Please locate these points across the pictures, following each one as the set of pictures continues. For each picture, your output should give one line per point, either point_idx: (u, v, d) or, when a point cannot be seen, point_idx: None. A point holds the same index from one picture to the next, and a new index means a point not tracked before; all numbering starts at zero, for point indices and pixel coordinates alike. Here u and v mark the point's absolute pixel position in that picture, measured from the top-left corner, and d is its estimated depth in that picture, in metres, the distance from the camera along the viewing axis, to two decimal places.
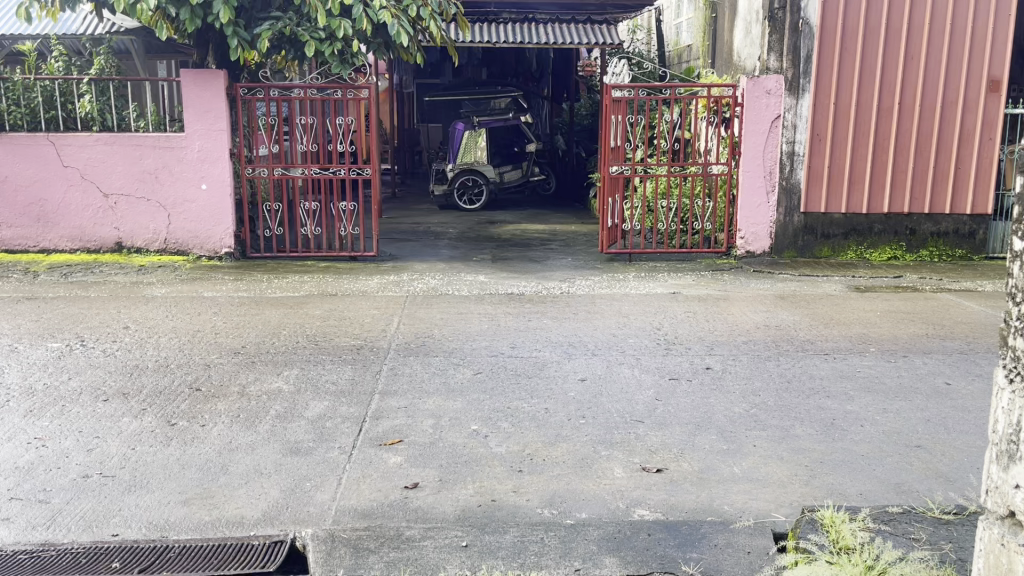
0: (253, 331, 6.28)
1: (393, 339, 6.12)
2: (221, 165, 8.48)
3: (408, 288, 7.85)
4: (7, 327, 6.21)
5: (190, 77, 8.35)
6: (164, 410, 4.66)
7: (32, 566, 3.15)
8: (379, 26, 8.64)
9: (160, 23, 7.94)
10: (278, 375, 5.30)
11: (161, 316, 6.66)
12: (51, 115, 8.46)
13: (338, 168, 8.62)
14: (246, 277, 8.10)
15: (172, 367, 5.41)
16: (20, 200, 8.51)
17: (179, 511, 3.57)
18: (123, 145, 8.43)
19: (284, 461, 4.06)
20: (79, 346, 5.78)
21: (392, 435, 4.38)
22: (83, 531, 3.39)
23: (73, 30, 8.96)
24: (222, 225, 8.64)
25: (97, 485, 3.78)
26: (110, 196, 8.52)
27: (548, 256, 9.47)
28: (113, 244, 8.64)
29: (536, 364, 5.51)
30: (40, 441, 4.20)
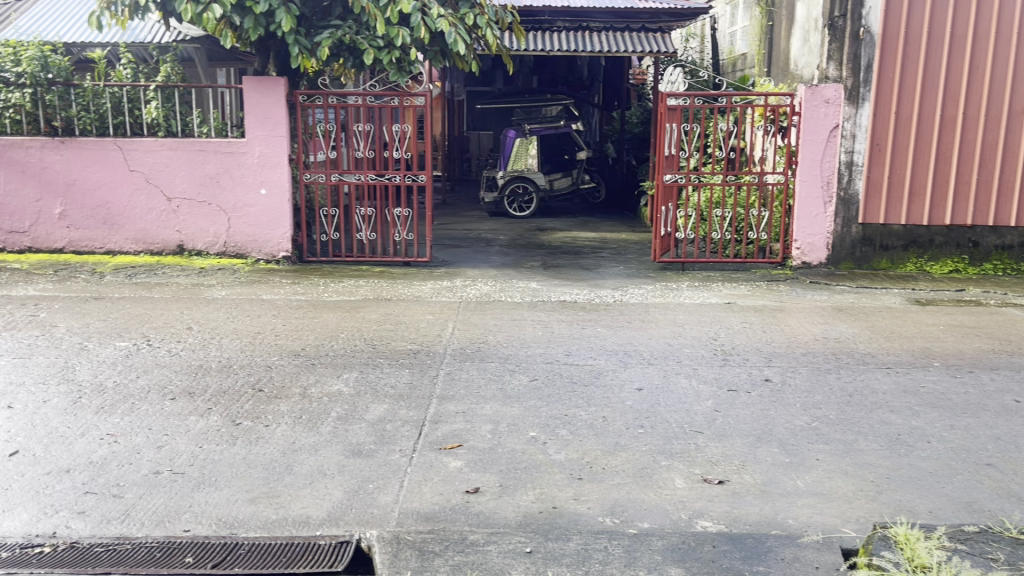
0: (311, 334, 6.38)
1: (448, 344, 6.18)
2: (281, 170, 8.65)
3: (462, 294, 7.90)
4: (76, 326, 6.39)
5: (252, 84, 8.53)
6: (229, 410, 4.75)
7: (109, 559, 3.26)
8: (435, 34, 8.72)
9: (224, 31, 8.11)
10: (338, 377, 5.38)
11: (222, 318, 6.80)
12: (119, 120, 8.71)
13: (393, 174, 8.72)
14: (303, 281, 8.24)
15: (235, 367, 5.52)
16: (87, 203, 8.76)
17: (247, 509, 3.64)
18: (187, 150, 8.64)
19: (346, 463, 4.12)
20: (145, 346, 5.93)
21: (451, 439, 4.42)
22: (156, 526, 3.48)
23: (141, 38, 9.34)
24: (280, 229, 8.81)
25: (168, 481, 3.88)
26: (172, 200, 8.74)
27: (599, 264, 9.46)
28: (175, 246, 8.85)
29: (591, 373, 5.51)
30: (113, 437, 4.33)
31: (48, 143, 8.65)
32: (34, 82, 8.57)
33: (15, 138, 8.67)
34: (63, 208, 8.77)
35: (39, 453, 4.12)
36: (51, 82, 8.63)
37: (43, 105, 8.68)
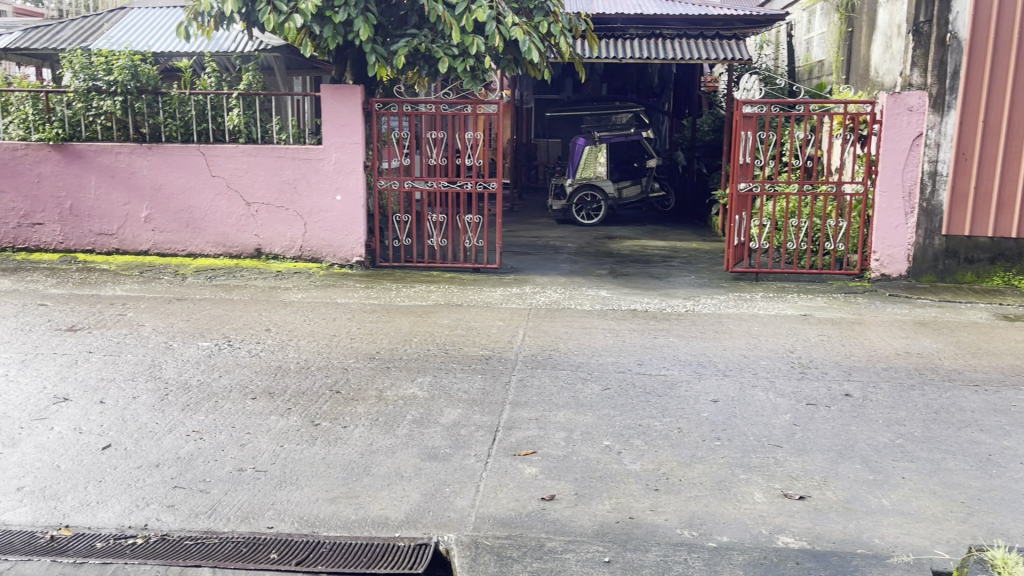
0: (385, 337, 6.47)
1: (520, 351, 6.20)
2: (356, 177, 8.82)
3: (532, 300, 7.92)
4: (161, 326, 6.61)
5: (329, 91, 8.70)
6: (308, 411, 4.86)
7: (198, 552, 3.36)
8: (509, 42, 8.77)
9: (304, 41, 8.28)
10: (412, 381, 5.45)
11: (299, 320, 6.95)
12: (203, 127, 9.01)
13: (465, 181, 8.80)
14: (376, 285, 8.38)
15: (313, 369, 5.64)
16: (172, 207, 9.07)
17: (328, 508, 3.71)
18: (266, 157, 8.87)
19: (423, 466, 4.16)
20: (226, 346, 6.10)
21: (526, 445, 4.43)
22: (240, 522, 3.57)
23: (225, 48, 9.67)
24: (354, 234, 8.97)
25: (251, 479, 3.98)
26: (252, 205, 8.99)
27: (670, 273, 9.37)
28: (253, 250, 9.10)
29: (664, 383, 5.45)
30: (198, 434, 4.46)
31: (136, 148, 8.97)
32: (124, 91, 8.89)
33: (106, 144, 9.01)
34: (150, 212, 9.10)
35: (130, 447, 4.27)
36: (140, 91, 8.93)
37: (132, 113, 9.00)
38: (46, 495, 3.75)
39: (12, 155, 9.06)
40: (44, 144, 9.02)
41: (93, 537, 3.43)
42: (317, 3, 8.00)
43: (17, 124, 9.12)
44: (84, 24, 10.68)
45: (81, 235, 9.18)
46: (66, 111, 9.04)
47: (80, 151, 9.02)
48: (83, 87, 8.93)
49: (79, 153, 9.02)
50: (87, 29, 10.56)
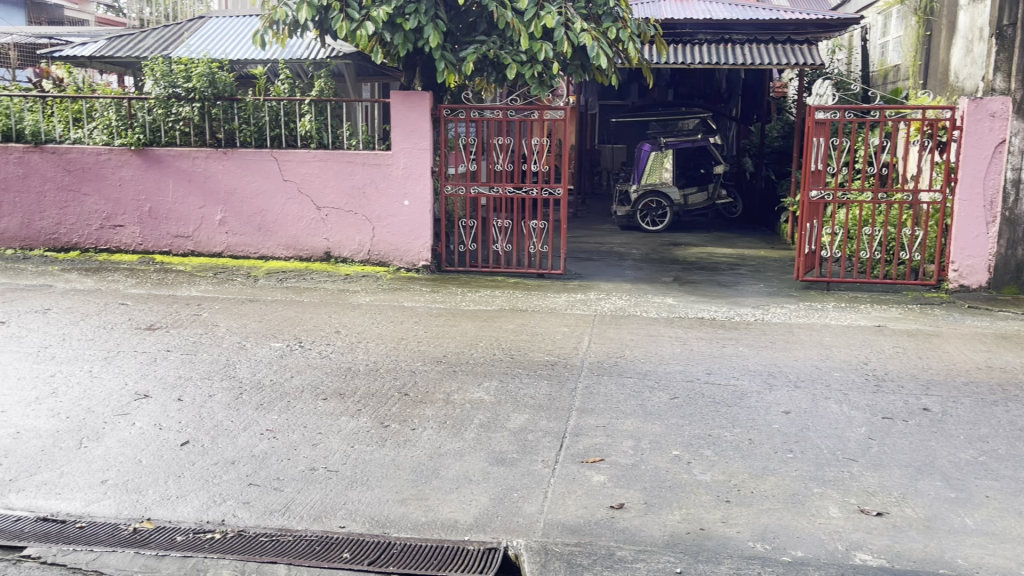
0: (452, 341, 6.52)
1: (586, 357, 6.17)
2: (423, 182, 8.93)
3: (597, 307, 7.88)
4: (236, 326, 6.79)
5: (399, 98, 8.82)
6: (377, 412, 4.92)
7: (273, 548, 3.43)
8: (577, 48, 8.78)
9: (375, 49, 8.41)
10: (479, 385, 5.47)
11: (367, 323, 7.05)
12: (276, 133, 9.21)
13: (530, 187, 8.80)
14: (442, 289, 8.46)
15: (382, 371, 5.72)
16: (245, 211, 9.30)
17: (398, 510, 3.75)
18: (336, 162, 9.04)
19: (491, 470, 4.17)
20: (297, 347, 6.22)
21: (593, 453, 4.41)
22: (313, 521, 3.63)
23: (299, 55, 9.86)
24: (421, 239, 9.07)
25: (323, 478, 4.05)
26: (322, 209, 9.16)
27: (738, 281, 9.22)
28: (322, 253, 9.27)
29: (734, 393, 5.36)
30: (272, 433, 4.56)
31: (212, 153, 9.23)
32: (201, 97, 9.17)
33: (183, 149, 9.29)
34: (224, 215, 9.35)
35: (207, 444, 4.39)
36: (216, 97, 9.22)
37: (209, 118, 9.28)
38: (129, 488, 3.88)
39: (95, 159, 9.39)
40: (126, 148, 9.35)
41: (173, 530, 3.54)
42: (389, 10, 8.12)
43: (102, 129, 9.50)
44: (165, 33, 11.05)
45: (158, 237, 9.49)
46: (147, 117, 9.37)
47: (159, 156, 9.31)
48: (164, 94, 9.25)
49: (158, 157, 9.32)
50: (168, 37, 10.93)
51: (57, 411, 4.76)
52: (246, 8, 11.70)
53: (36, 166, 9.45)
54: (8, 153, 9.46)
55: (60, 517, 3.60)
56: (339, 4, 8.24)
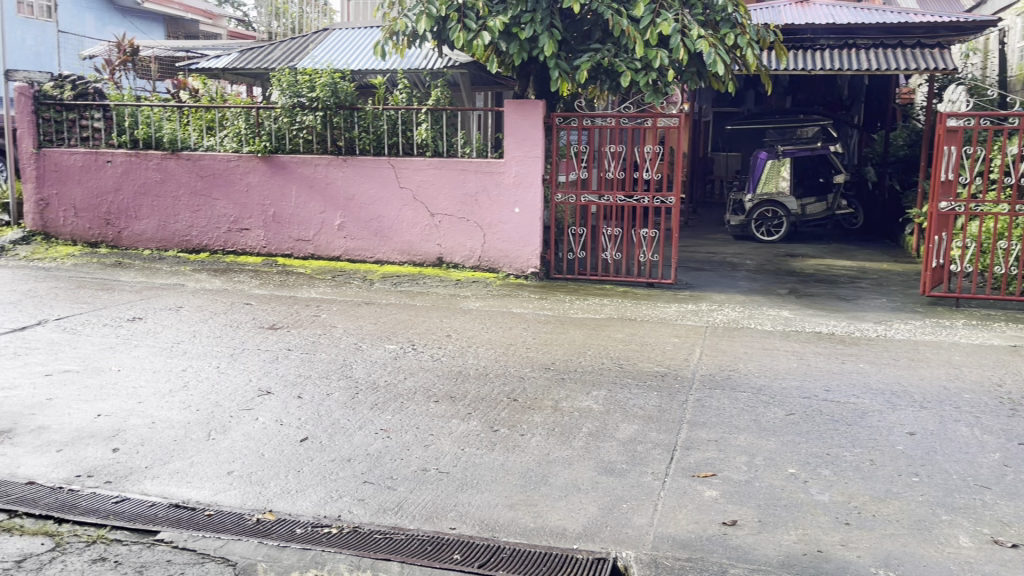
0: (560, 349, 6.53)
1: (697, 369, 6.06)
2: (534, 190, 8.99)
3: (709, 318, 7.73)
4: (353, 327, 7.02)
5: (513, 106, 8.91)
6: (487, 417, 4.97)
7: (387, 546, 3.52)
8: (693, 55, 8.67)
9: (491, 58, 8.53)
10: (587, 394, 5.45)
11: (477, 328, 7.15)
12: (393, 141, 9.48)
13: (642, 196, 8.71)
14: (550, 297, 8.49)
15: (491, 376, 5.78)
16: (363, 216, 9.60)
17: (507, 514, 3.78)
18: (450, 169, 9.21)
19: (599, 480, 4.15)
20: (410, 349, 6.38)
21: (705, 467, 4.32)
22: (425, 521, 3.71)
23: (416, 65, 10.12)
24: (531, 246, 9.14)
25: (435, 479, 4.13)
26: (436, 216, 9.36)
27: (858, 295, 8.86)
28: (435, 259, 9.47)
29: (855, 412, 5.15)
30: (386, 433, 4.68)
31: (333, 161, 9.58)
32: (324, 106, 9.51)
33: (306, 156, 9.67)
34: (342, 220, 9.69)
35: (325, 441, 4.55)
36: (338, 107, 9.53)
37: (330, 127, 9.61)
38: (252, 480, 4.06)
39: (225, 166, 9.90)
40: (254, 156, 9.81)
41: (293, 523, 3.68)
42: (505, 20, 8.22)
43: (231, 137, 9.96)
44: (292, 45, 11.54)
45: (281, 240, 9.91)
46: (273, 125, 9.77)
47: (284, 163, 9.74)
48: (289, 103, 9.62)
49: (283, 164, 9.74)
50: (295, 49, 11.42)
51: (188, 404, 5.04)
52: (368, 19, 12.09)
53: (172, 172, 10.05)
54: (147, 159, 10.09)
55: (190, 504, 3.80)
56: (457, 14, 8.39)
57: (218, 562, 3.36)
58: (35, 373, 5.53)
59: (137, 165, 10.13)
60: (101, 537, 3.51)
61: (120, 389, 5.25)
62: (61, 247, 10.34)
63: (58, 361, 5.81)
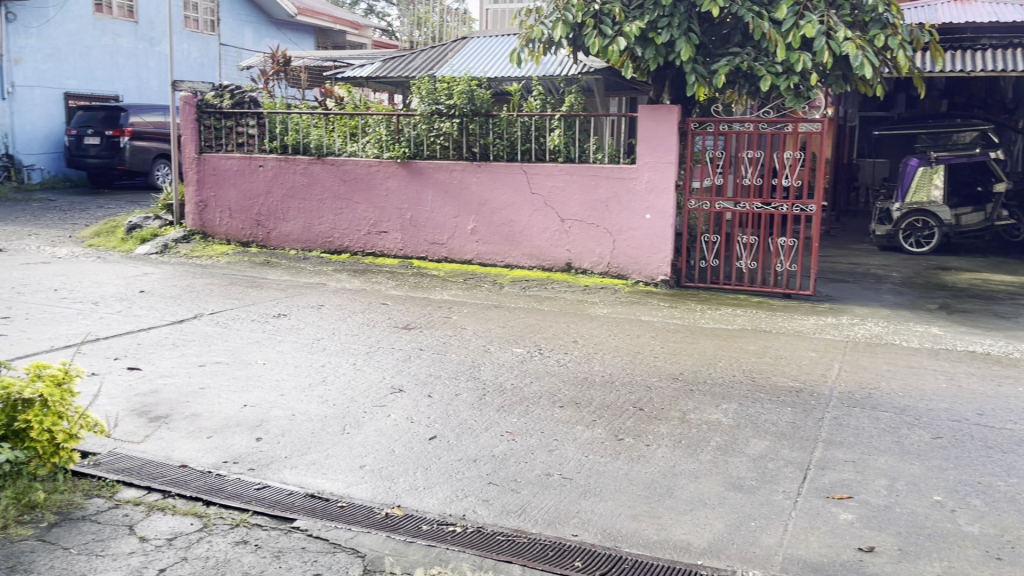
0: (689, 359, 6.41)
1: (835, 386, 5.79)
2: (667, 197, 8.86)
3: (849, 332, 7.38)
4: (481, 330, 7.14)
5: (647, 112, 8.83)
6: (613, 425, 4.94)
7: (509, 548, 3.56)
8: (839, 58, 8.32)
9: (626, 63, 8.49)
10: (717, 407, 5.32)
11: (605, 335, 7.11)
12: (526, 147, 9.57)
13: (780, 203, 8.44)
14: (681, 305, 8.34)
15: (617, 384, 5.74)
16: (495, 221, 9.76)
17: (630, 524, 3.74)
18: (582, 175, 9.23)
19: (727, 496, 4.04)
20: (537, 354, 6.42)
21: (841, 489, 4.13)
22: (547, 526, 3.72)
23: (552, 72, 10.20)
24: (662, 254, 9.01)
25: (558, 484, 4.14)
26: (566, 221, 9.39)
27: (1018, 313, 8.23)
28: (564, 264, 9.49)
29: (1011, 439, 4.78)
30: (511, 435, 4.74)
31: (468, 166, 9.78)
32: (461, 113, 9.73)
33: (442, 162, 9.93)
34: (475, 225, 9.88)
35: (452, 440, 4.65)
36: (474, 113, 9.72)
37: (466, 134, 9.83)
38: (383, 475, 4.20)
39: (366, 170, 10.31)
40: (393, 161, 10.16)
41: (420, 519, 3.78)
42: (641, 25, 8.16)
43: (373, 144, 10.35)
44: (432, 53, 11.88)
45: (417, 243, 10.23)
46: (412, 132, 10.09)
47: (421, 168, 10.03)
48: (428, 110, 9.90)
49: (420, 170, 10.04)
50: (435, 57, 11.75)
51: (326, 398, 5.28)
52: (505, 27, 12.33)
53: (318, 177, 10.56)
54: (296, 164, 10.65)
55: (325, 495, 3.97)
56: (593, 20, 8.41)
57: (349, 552, 3.49)
58: (191, 363, 5.94)
59: (286, 169, 10.70)
60: (243, 521, 3.71)
61: (264, 382, 5.57)
62: (216, 245, 11.06)
63: (211, 353, 6.22)
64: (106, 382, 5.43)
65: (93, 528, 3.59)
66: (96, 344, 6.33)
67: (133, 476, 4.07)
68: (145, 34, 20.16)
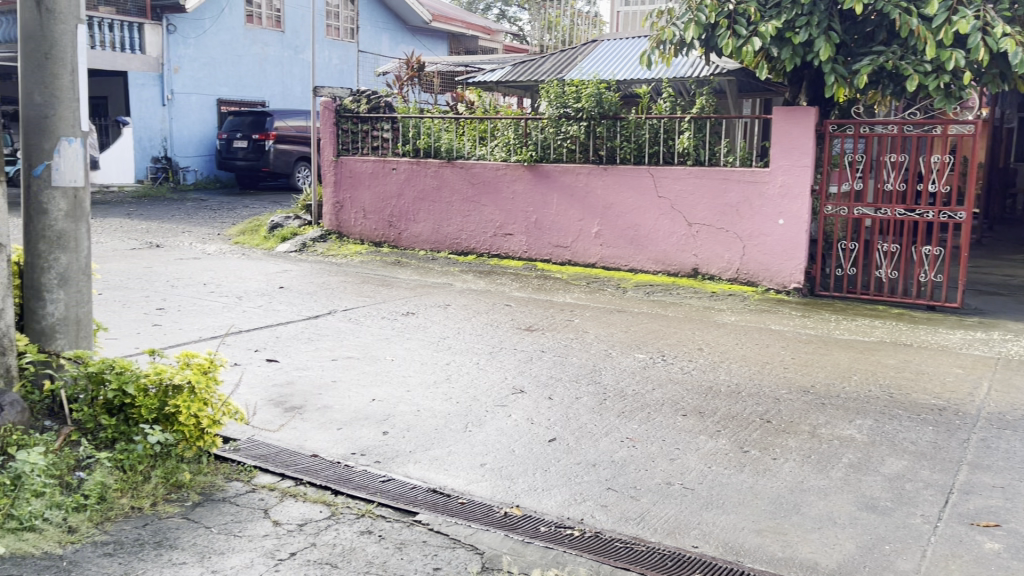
0: (821, 371, 6.15)
1: (983, 407, 5.41)
2: (801, 201, 8.54)
3: (1000, 349, 6.88)
4: (604, 334, 7.10)
5: (782, 114, 8.54)
6: (738, 436, 4.80)
7: (627, 555, 3.52)
8: (996, 55, 7.79)
9: (761, 64, 8.25)
10: (850, 422, 5.08)
11: (731, 343, 6.93)
12: (654, 150, 9.45)
13: (925, 210, 7.94)
14: (814, 315, 8.01)
15: (744, 395, 5.57)
16: (620, 224, 9.69)
17: (754, 539, 3.63)
18: (711, 179, 9.03)
19: (859, 516, 3.85)
20: (660, 360, 6.33)
21: (987, 516, 3.85)
22: (667, 535, 3.67)
23: (682, 74, 10.07)
24: (794, 261, 8.68)
25: (678, 494, 4.07)
26: (693, 226, 9.22)
27: None
28: (690, 269, 9.32)
29: None
30: (632, 442, 4.69)
31: (594, 169, 9.76)
32: (588, 117, 9.71)
33: (569, 165, 9.93)
34: (600, 228, 9.84)
35: (571, 444, 4.65)
36: (602, 116, 9.65)
37: (594, 136, 9.77)
38: (503, 474, 4.25)
39: (494, 174, 10.46)
40: (520, 164, 10.26)
41: (538, 521, 3.80)
42: (778, 25, 7.91)
43: (501, 147, 10.49)
44: (562, 57, 11.92)
45: (541, 246, 10.30)
46: (540, 135, 10.14)
47: (548, 172, 10.08)
48: (555, 114, 9.94)
49: (546, 173, 10.09)
50: (564, 61, 11.78)
51: (449, 396, 5.38)
52: (636, 29, 12.24)
53: (447, 179, 10.80)
54: (427, 167, 10.94)
55: (446, 491, 4.06)
56: (727, 21, 8.23)
57: (468, 549, 3.54)
58: (324, 357, 6.20)
59: (417, 172, 11.01)
60: (368, 511, 3.84)
61: (392, 377, 5.75)
62: (351, 245, 11.51)
63: (342, 348, 6.48)
64: (247, 372, 5.76)
65: (232, 510, 3.80)
66: (239, 336, 6.71)
67: (269, 463, 4.29)
68: (291, 43, 21.23)
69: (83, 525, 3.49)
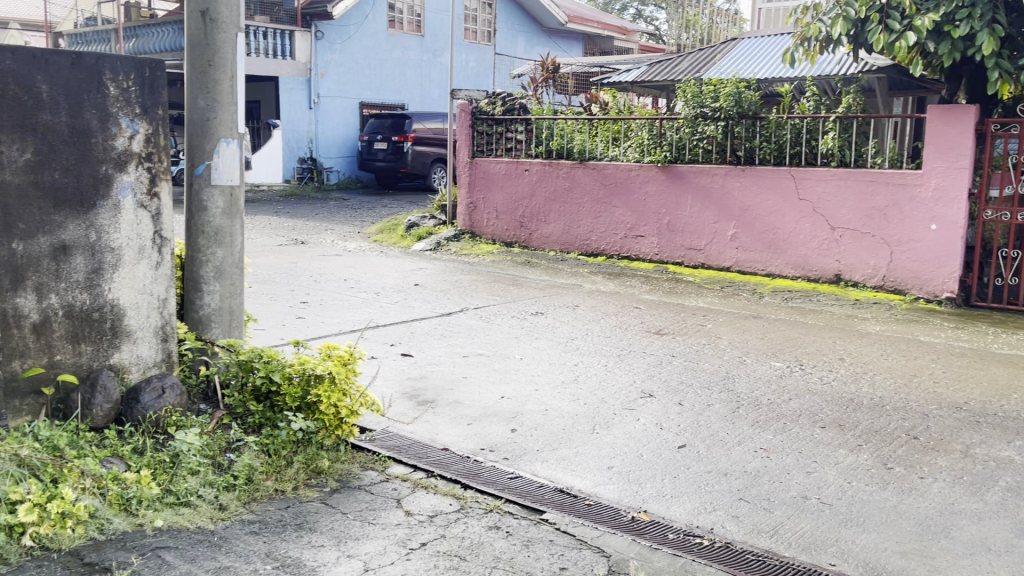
0: (976, 387, 5.75)
1: None
2: (957, 206, 8.02)
3: None
4: (738, 340, 6.91)
5: (938, 112, 8.05)
6: (880, 452, 4.56)
7: (760, 568, 3.41)
8: None
9: (916, 60, 7.81)
10: (1008, 443, 4.72)
11: (876, 353, 6.59)
12: (796, 151, 9.12)
13: None
14: (970, 327, 7.49)
15: (889, 408, 5.28)
16: (757, 228, 9.40)
17: (898, 561, 3.43)
18: (857, 181, 8.62)
19: (1017, 543, 3.58)
20: (798, 369, 6.10)
21: None
22: (802, 551, 3.53)
23: (828, 72, 9.67)
24: (947, 268, 8.14)
25: (815, 509, 3.90)
26: (836, 230, 8.82)
27: None
28: (832, 275, 8.92)
29: None
30: (766, 452, 4.54)
31: (731, 170, 9.51)
32: (726, 116, 9.46)
33: (704, 166, 9.73)
34: (735, 231, 9.58)
35: (702, 451, 4.55)
36: (741, 116, 9.38)
37: (732, 136, 9.52)
38: (630, 478, 4.21)
39: (627, 175, 10.37)
40: (654, 165, 10.13)
41: (666, 527, 3.75)
42: (935, 17, 7.44)
43: (635, 147, 10.41)
44: (700, 56, 11.69)
45: (673, 249, 10.12)
46: (675, 135, 9.97)
47: (682, 173, 9.90)
48: (692, 113, 9.72)
49: (681, 174, 9.92)
50: (702, 59, 11.56)
51: (577, 396, 5.39)
52: (779, 26, 11.87)
53: (579, 180, 10.80)
54: (559, 168, 10.98)
55: (573, 491, 4.06)
56: (878, 15, 7.85)
57: (595, 550, 3.53)
58: (456, 353, 6.34)
59: (549, 173, 11.07)
60: (497, 507, 3.89)
61: (521, 375, 5.81)
62: (483, 244, 11.69)
63: (473, 345, 6.59)
64: (383, 365, 5.96)
65: (367, 497, 3.95)
66: (376, 330, 6.96)
67: (403, 454, 4.43)
68: (430, 47, 21.83)
69: (232, 503, 3.71)
